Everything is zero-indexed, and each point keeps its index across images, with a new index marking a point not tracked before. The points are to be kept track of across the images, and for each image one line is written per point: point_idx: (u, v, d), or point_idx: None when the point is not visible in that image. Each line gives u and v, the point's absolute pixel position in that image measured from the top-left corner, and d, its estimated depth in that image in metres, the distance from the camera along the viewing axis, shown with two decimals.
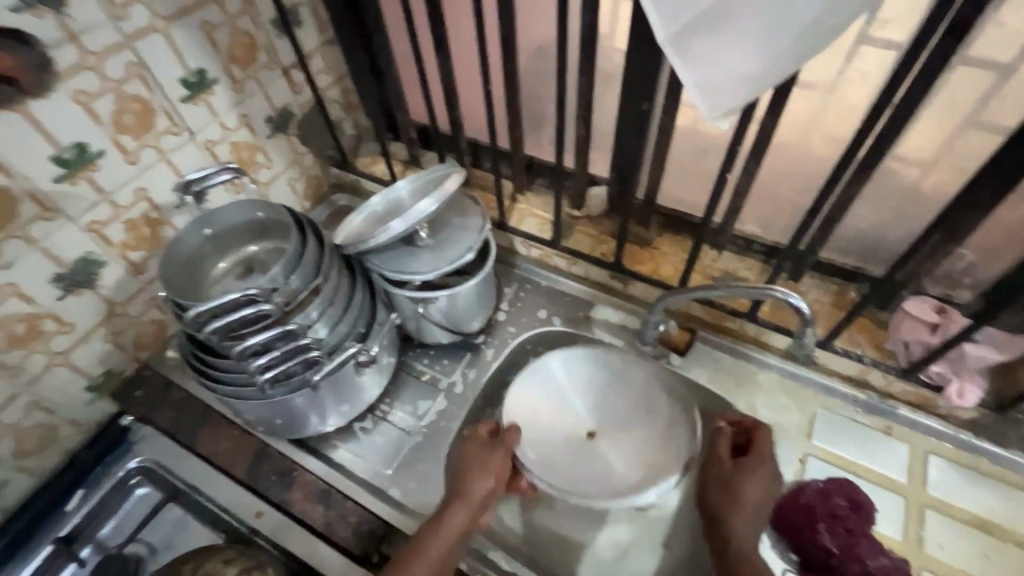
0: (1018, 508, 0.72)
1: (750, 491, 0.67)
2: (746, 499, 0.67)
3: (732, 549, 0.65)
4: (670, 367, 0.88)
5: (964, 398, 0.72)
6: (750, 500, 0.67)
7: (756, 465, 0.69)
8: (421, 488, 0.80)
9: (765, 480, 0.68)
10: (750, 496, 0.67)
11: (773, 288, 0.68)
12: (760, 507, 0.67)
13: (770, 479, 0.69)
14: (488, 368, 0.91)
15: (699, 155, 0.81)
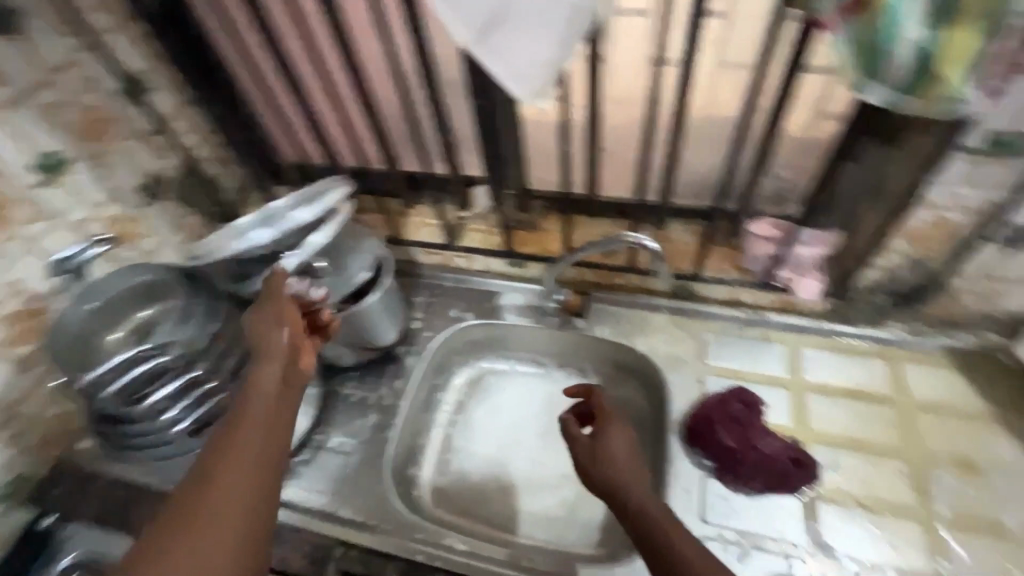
0: (873, 373, 0.86)
1: (615, 449, 0.66)
2: (620, 461, 0.64)
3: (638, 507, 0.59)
4: (577, 331, 0.96)
5: (808, 291, 0.87)
6: (622, 461, 0.64)
7: (608, 428, 0.69)
8: (370, 500, 0.83)
9: (621, 433, 0.68)
10: (619, 453, 0.65)
11: (623, 235, 0.82)
12: (631, 461, 0.64)
13: (628, 432, 0.69)
14: (412, 374, 0.95)
15: (554, 138, 0.89)
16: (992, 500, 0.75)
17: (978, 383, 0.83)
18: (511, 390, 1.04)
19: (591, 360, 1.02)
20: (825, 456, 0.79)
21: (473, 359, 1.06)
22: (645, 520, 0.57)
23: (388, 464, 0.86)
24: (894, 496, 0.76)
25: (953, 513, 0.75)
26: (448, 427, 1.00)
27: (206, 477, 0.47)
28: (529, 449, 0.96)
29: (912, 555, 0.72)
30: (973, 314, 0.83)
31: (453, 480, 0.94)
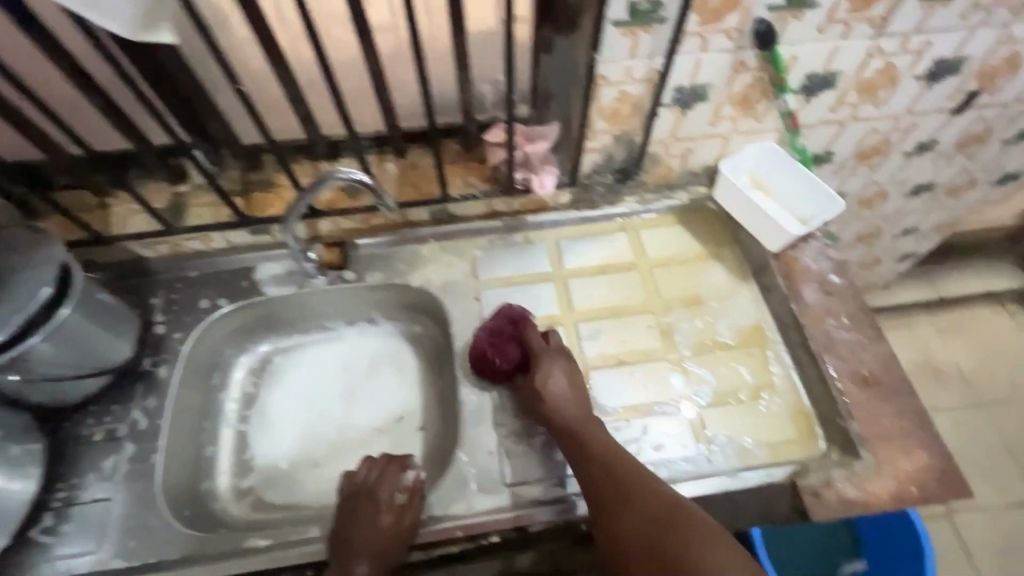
0: (618, 245, 0.96)
1: (543, 381, 0.73)
2: (553, 391, 0.72)
3: (616, 473, 0.66)
4: (348, 283, 0.91)
5: (546, 186, 0.89)
6: (552, 391, 0.72)
7: (541, 362, 0.75)
8: (144, 538, 0.70)
9: (559, 365, 0.75)
10: (560, 388, 0.72)
11: (329, 171, 0.75)
12: (570, 395, 0.73)
13: (566, 365, 0.75)
14: (169, 385, 0.82)
15: (251, 79, 0.80)
16: (720, 320, 0.87)
17: (696, 229, 0.96)
18: (301, 364, 0.97)
19: (377, 308, 0.98)
20: (590, 330, 0.87)
21: (249, 346, 0.96)
22: (620, 476, 0.66)
23: (161, 490, 0.74)
24: (646, 344, 0.86)
25: (694, 343, 0.85)
26: (239, 426, 0.90)
27: None
28: (334, 416, 0.92)
29: (664, 389, 0.81)
30: (678, 173, 0.95)
31: (258, 477, 0.87)
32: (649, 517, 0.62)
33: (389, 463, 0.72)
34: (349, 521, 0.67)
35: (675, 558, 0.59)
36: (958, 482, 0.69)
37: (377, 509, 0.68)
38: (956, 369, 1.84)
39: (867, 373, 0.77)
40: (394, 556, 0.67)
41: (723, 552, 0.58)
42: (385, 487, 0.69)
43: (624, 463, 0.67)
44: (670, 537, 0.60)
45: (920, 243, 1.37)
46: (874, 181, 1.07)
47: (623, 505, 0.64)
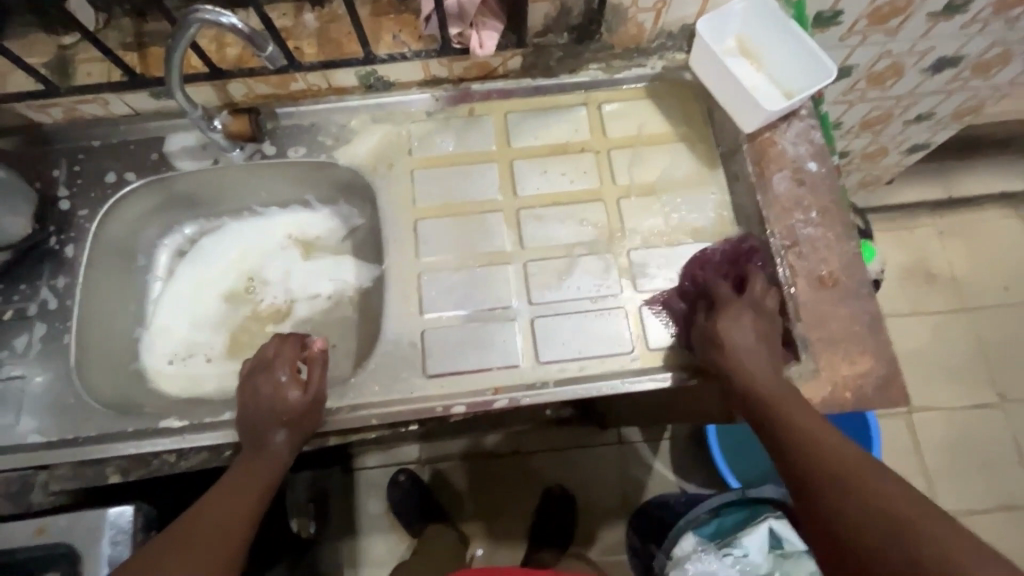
0: (576, 124, 0.84)
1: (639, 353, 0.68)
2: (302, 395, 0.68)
3: (774, 404, 0.60)
4: (266, 158, 0.82)
5: (484, 48, 0.75)
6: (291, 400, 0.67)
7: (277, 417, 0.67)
8: (61, 415, 0.70)
9: (746, 317, 0.66)
10: (745, 345, 0.64)
11: (202, 11, 0.59)
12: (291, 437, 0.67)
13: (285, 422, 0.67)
14: (79, 264, 0.77)
15: None
16: (672, 215, 0.79)
17: (667, 107, 0.84)
18: (226, 247, 0.91)
19: (309, 189, 0.89)
20: (533, 218, 0.79)
21: (169, 227, 0.89)
22: (765, 407, 0.61)
23: (77, 370, 0.73)
24: (594, 235, 0.78)
25: (642, 235, 0.78)
26: (165, 308, 0.87)
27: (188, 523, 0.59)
28: (262, 302, 0.88)
29: (608, 284, 0.76)
30: (651, 33, 0.80)
31: (188, 359, 0.85)
32: (827, 447, 0.55)
33: (285, 342, 0.71)
34: (252, 398, 0.67)
35: (851, 472, 0.52)
36: (899, 390, 0.65)
37: (279, 385, 0.68)
38: (951, 274, 1.76)
39: (825, 274, 0.70)
40: (307, 423, 0.68)
41: (871, 467, 0.52)
42: (282, 364, 0.69)
43: (764, 388, 0.62)
44: (846, 483, 0.51)
45: (937, 132, 1.22)
46: (888, 52, 0.91)
47: (778, 429, 0.59)
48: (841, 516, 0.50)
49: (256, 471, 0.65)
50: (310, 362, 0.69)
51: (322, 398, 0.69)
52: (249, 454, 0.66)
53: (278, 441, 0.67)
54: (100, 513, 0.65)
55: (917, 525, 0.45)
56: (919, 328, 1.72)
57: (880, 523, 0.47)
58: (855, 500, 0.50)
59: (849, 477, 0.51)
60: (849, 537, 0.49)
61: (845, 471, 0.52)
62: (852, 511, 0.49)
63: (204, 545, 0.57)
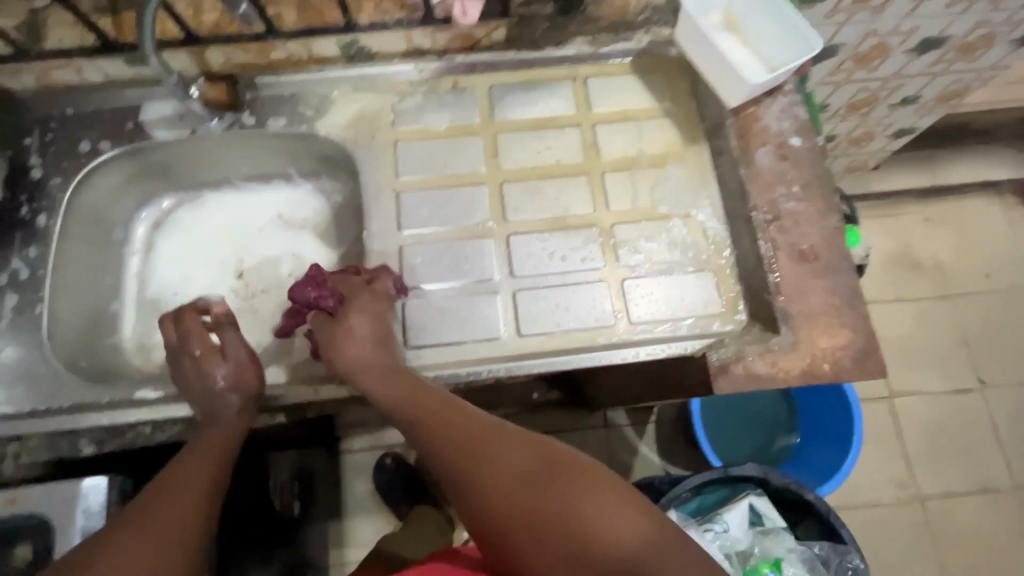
0: (560, 98, 0.83)
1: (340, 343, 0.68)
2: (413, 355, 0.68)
3: (416, 420, 0.63)
4: (244, 128, 0.80)
5: (467, 18, 0.73)
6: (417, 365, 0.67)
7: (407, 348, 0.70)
8: (31, 385, 0.69)
9: (366, 310, 0.68)
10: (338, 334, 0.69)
11: None
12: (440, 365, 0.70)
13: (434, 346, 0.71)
14: (51, 234, 0.75)
15: None
16: (655, 190, 0.78)
17: (653, 82, 0.83)
18: (206, 220, 0.89)
19: (290, 162, 0.88)
20: (516, 192, 0.79)
21: (147, 199, 0.87)
22: (403, 419, 0.63)
23: (48, 340, 0.71)
24: (577, 209, 0.78)
25: (625, 209, 0.78)
26: (142, 281, 0.85)
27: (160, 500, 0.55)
28: (241, 276, 0.87)
29: (590, 258, 0.76)
30: (636, 6, 0.79)
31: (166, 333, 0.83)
32: (495, 458, 0.58)
33: (179, 317, 0.71)
34: (181, 381, 0.68)
35: (577, 527, 0.54)
36: (875, 363, 0.65)
37: (197, 360, 0.68)
38: (934, 262, 1.78)
39: (806, 248, 0.70)
40: (251, 384, 0.69)
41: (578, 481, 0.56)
42: (194, 339, 0.69)
43: (461, 434, 0.60)
44: (467, 451, 0.60)
45: (921, 117, 1.23)
46: (874, 31, 0.90)
47: (438, 433, 0.61)
48: (587, 523, 0.54)
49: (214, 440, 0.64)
50: (220, 325, 0.71)
51: (251, 358, 0.70)
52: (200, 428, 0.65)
53: (230, 409, 0.67)
54: (74, 484, 0.64)
55: (538, 521, 0.55)
56: (901, 315, 1.74)
57: (526, 520, 0.56)
58: (588, 506, 0.55)
59: (493, 451, 0.59)
60: (600, 537, 0.53)
61: (575, 474, 0.57)
62: (508, 512, 0.57)
63: (177, 507, 0.55)
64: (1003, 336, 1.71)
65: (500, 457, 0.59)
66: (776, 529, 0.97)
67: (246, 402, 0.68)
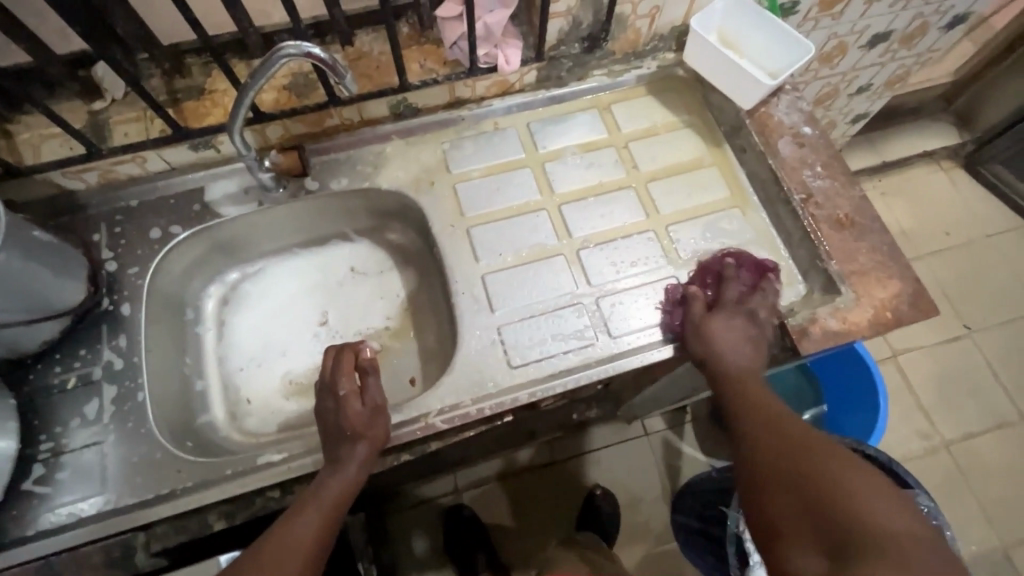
0: (592, 125, 0.92)
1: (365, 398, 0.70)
2: (720, 343, 0.72)
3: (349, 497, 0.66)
4: (310, 192, 0.85)
5: (512, 62, 0.82)
6: (716, 342, 0.72)
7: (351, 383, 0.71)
8: (147, 474, 0.68)
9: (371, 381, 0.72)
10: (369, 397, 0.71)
11: (281, 48, 0.62)
12: (733, 343, 0.72)
13: (735, 331, 0.73)
14: (137, 324, 0.76)
15: None
16: (695, 192, 0.87)
17: (669, 100, 0.94)
18: (273, 287, 0.92)
19: (349, 223, 0.93)
20: (575, 212, 0.86)
21: (212, 276, 0.89)
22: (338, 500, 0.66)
23: (157, 427, 0.71)
24: (631, 217, 0.86)
25: (675, 211, 0.86)
26: (220, 356, 0.86)
27: (258, 555, 0.60)
28: (316, 334, 0.89)
29: (655, 258, 0.83)
30: (646, 37, 0.90)
31: (254, 402, 0.84)
32: (767, 440, 0.63)
33: (341, 353, 0.73)
34: (321, 417, 0.71)
35: (836, 497, 0.54)
36: (928, 302, 0.74)
37: (340, 399, 0.70)
38: (900, 229, 1.97)
39: (842, 216, 0.80)
40: (381, 431, 0.70)
41: (860, 470, 0.57)
42: (343, 378, 0.71)
43: (748, 427, 0.66)
44: (801, 448, 0.61)
45: (874, 102, 1.40)
46: (835, 33, 1.06)
47: (733, 412, 0.69)
48: (868, 513, 0.52)
49: (333, 492, 0.66)
50: (365, 371, 0.72)
51: (383, 407, 0.71)
52: (325, 475, 0.67)
53: (356, 457, 0.68)
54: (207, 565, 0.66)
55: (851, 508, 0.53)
56: None
57: (800, 509, 0.56)
58: (861, 508, 0.53)
59: (830, 466, 0.57)
60: (859, 529, 0.52)
61: (835, 478, 0.56)
62: (779, 461, 0.61)
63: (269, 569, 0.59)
64: (975, 283, 1.89)
65: (759, 435, 0.64)
66: None
67: (372, 452, 0.69)
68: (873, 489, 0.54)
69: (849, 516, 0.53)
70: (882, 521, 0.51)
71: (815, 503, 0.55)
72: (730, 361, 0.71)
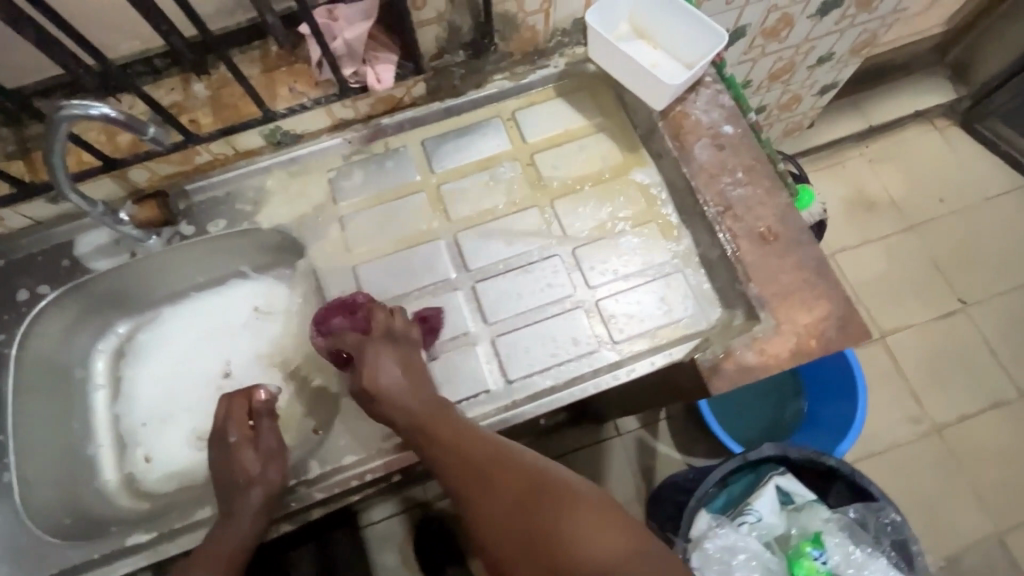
0: (493, 137, 0.83)
1: (377, 377, 0.65)
2: (385, 388, 0.64)
3: (427, 425, 0.62)
4: (184, 238, 0.78)
5: (382, 82, 0.75)
6: (383, 385, 0.64)
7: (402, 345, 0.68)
8: (13, 561, 0.66)
9: (387, 353, 0.66)
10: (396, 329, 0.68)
11: (71, 105, 0.52)
12: (404, 386, 0.65)
13: (406, 354, 0.67)
14: (5, 398, 0.72)
15: None
16: (608, 207, 0.78)
17: (580, 101, 0.84)
18: (168, 334, 0.86)
19: (241, 260, 0.85)
20: (472, 240, 0.78)
21: (101, 328, 0.83)
22: (426, 439, 0.62)
23: (24, 509, 0.68)
24: (536, 241, 0.78)
25: (584, 231, 0.78)
26: (112, 415, 0.82)
27: None
28: (213, 385, 0.83)
29: (562, 285, 0.75)
30: (546, 34, 0.80)
31: (147, 464, 0.79)
32: (512, 484, 0.57)
33: (233, 399, 0.71)
34: (213, 466, 0.68)
35: (543, 538, 0.52)
36: (858, 327, 0.65)
37: (230, 446, 0.68)
38: (889, 198, 1.83)
39: (765, 229, 0.71)
40: (276, 479, 0.67)
41: (599, 535, 0.51)
42: (232, 425, 0.70)
43: (473, 454, 0.60)
44: (523, 503, 0.55)
45: (841, 70, 1.27)
46: (776, 5, 0.93)
47: (428, 448, 0.61)
48: (566, 531, 0.52)
49: (228, 544, 0.63)
50: (257, 415, 0.70)
51: (280, 451, 0.69)
52: (218, 530, 0.65)
53: (247, 509, 0.65)
54: None
55: (557, 555, 0.51)
56: (871, 257, 1.77)
57: (524, 550, 0.53)
58: (565, 527, 0.52)
59: (547, 511, 0.54)
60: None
61: (539, 494, 0.55)
62: (493, 509, 0.56)
63: None
64: (971, 254, 1.76)
65: (496, 502, 0.56)
66: (807, 503, 0.98)
67: (266, 502, 0.66)
68: (589, 525, 0.52)
69: (538, 545, 0.52)
70: (580, 545, 0.51)
71: (541, 553, 0.52)
72: (459, 424, 0.62)
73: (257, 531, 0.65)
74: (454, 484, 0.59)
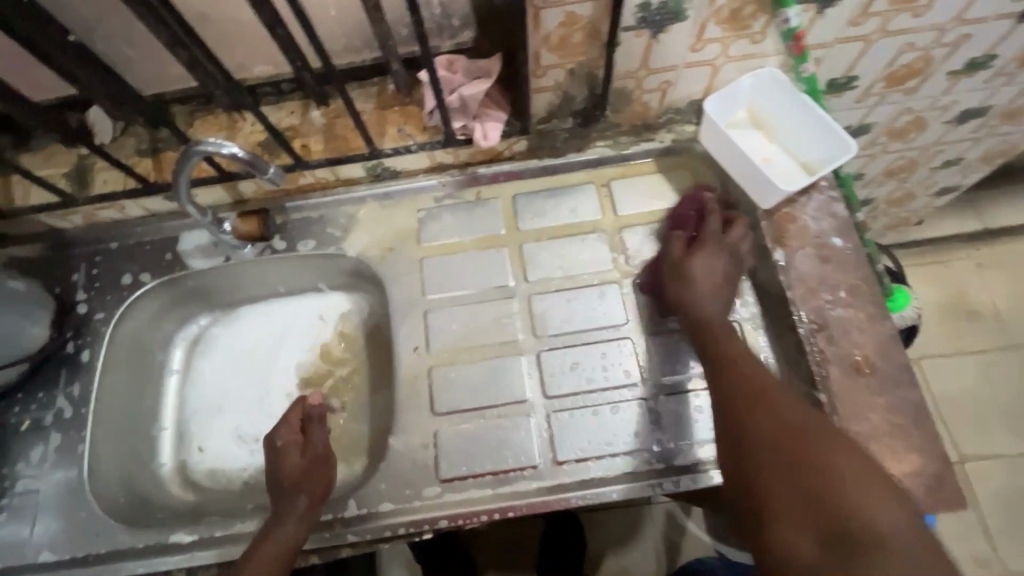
0: (585, 203, 0.82)
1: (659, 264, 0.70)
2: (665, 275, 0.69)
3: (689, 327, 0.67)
4: (275, 253, 0.82)
5: (489, 137, 0.75)
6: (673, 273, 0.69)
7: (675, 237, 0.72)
8: (71, 530, 0.71)
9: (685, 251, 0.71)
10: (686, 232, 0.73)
11: (203, 143, 0.60)
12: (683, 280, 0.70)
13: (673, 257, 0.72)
14: (92, 372, 0.78)
15: (136, 31, 0.70)
16: None
17: (679, 181, 0.81)
18: (241, 333, 0.90)
19: (321, 278, 0.88)
20: (545, 306, 0.77)
21: (185, 317, 0.89)
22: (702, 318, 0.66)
23: (89, 483, 0.73)
24: (609, 317, 0.75)
25: (660, 318, 0.75)
26: (180, 402, 0.86)
27: None
28: (271, 392, 0.86)
29: (628, 371, 0.73)
30: (658, 110, 0.78)
31: (200, 457, 0.83)
32: (761, 383, 0.60)
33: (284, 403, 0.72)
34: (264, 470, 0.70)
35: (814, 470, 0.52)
36: (951, 493, 0.60)
37: (278, 449, 0.69)
38: (994, 309, 1.66)
39: (860, 359, 0.65)
40: (323, 487, 0.67)
41: (874, 486, 0.50)
42: (283, 428, 0.71)
43: (712, 298, 0.67)
44: (748, 404, 0.58)
45: (967, 175, 1.17)
46: (909, 108, 0.87)
47: (729, 354, 0.63)
48: (829, 465, 0.52)
49: (275, 548, 0.63)
50: (308, 421, 0.70)
51: (326, 456, 0.69)
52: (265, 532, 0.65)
53: (296, 511, 0.65)
54: None
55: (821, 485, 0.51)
56: (962, 371, 1.61)
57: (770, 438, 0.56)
58: (832, 461, 0.52)
59: (810, 437, 0.54)
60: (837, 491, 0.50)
61: (795, 423, 0.56)
62: (733, 390, 0.60)
63: None
64: None
65: (761, 422, 0.57)
66: None
67: (312, 506, 0.66)
68: (873, 485, 0.50)
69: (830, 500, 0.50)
70: (850, 496, 0.50)
71: (791, 470, 0.53)
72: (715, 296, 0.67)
73: (303, 537, 0.65)
74: (725, 405, 0.60)
